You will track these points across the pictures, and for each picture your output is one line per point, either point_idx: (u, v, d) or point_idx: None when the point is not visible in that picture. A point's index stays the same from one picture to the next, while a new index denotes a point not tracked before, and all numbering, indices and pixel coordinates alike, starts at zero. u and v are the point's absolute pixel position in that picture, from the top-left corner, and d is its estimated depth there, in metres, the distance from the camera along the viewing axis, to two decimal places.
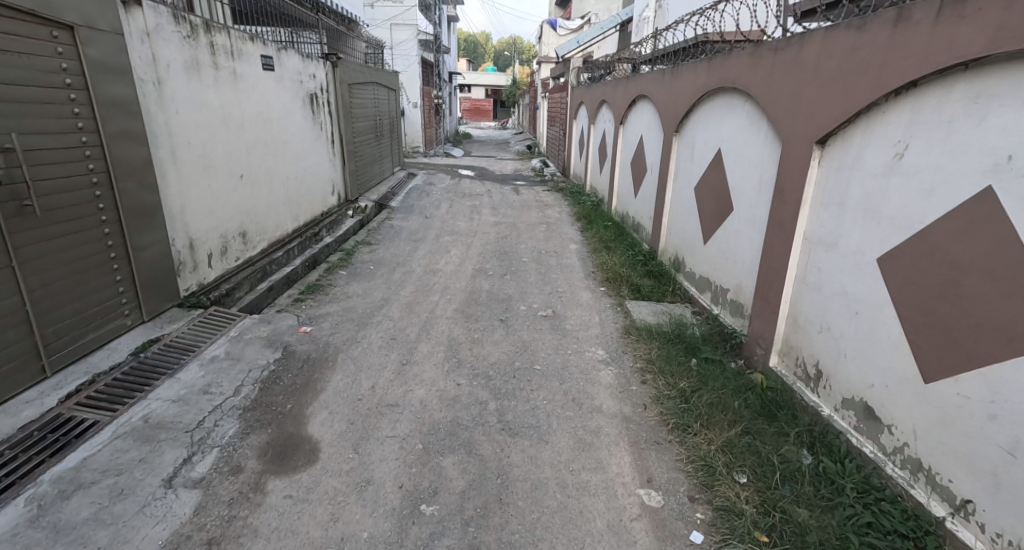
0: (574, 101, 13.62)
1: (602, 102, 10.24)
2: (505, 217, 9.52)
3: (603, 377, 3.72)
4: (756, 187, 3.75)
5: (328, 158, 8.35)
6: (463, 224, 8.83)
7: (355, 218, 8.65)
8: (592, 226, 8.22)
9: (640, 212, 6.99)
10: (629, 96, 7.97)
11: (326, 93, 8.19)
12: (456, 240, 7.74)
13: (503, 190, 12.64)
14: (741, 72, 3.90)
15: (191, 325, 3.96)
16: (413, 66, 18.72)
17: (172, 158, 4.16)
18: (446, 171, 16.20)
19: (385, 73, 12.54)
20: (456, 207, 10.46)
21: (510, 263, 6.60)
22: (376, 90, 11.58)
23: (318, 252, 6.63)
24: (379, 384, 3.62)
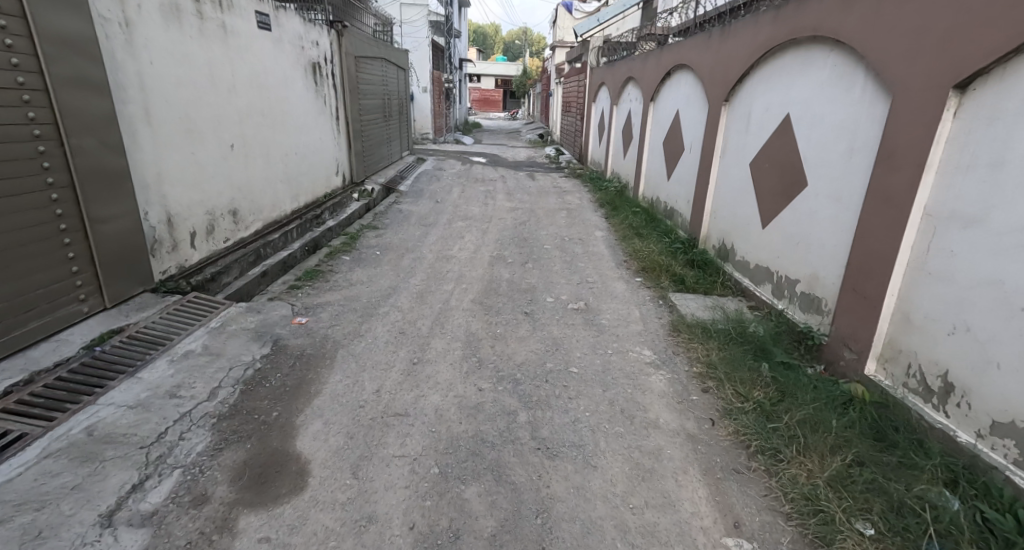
0: (594, 83, 12.93)
1: (627, 81, 9.58)
2: (522, 203, 8.87)
3: (655, 384, 3.08)
4: (850, 152, 3.18)
5: (333, 136, 7.75)
6: (477, 209, 8.20)
7: (360, 202, 8.07)
8: (618, 212, 7.55)
9: (676, 196, 6.34)
10: (661, 69, 7.30)
11: (331, 64, 7.59)
12: (470, 226, 7.12)
13: (518, 176, 11.99)
14: (829, 16, 3.36)
15: (164, 313, 3.34)
16: (423, 48, 18.05)
17: (146, 117, 3.56)
18: (457, 157, 15.56)
19: (394, 51, 11.90)
20: (468, 192, 9.83)
21: (531, 250, 5.96)
22: (384, 68, 10.95)
23: (320, 236, 6.05)
24: (385, 388, 3.00)
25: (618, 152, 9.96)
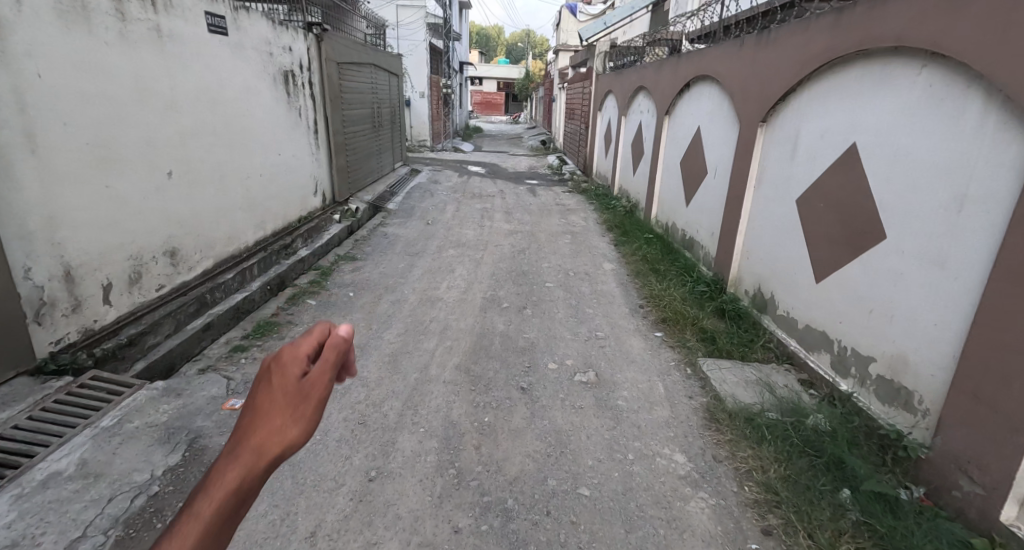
0: (600, 91, 12.15)
1: (637, 90, 8.79)
2: (522, 224, 8.04)
3: (697, 522, 2.26)
4: (960, 202, 2.33)
5: (309, 152, 6.94)
6: (471, 233, 7.38)
7: (343, 224, 7.42)
8: (629, 239, 6.72)
9: (702, 228, 5.50)
10: (679, 80, 6.50)
11: (308, 71, 6.80)
12: (462, 254, 6.30)
13: (518, 190, 11.18)
14: (924, 19, 2.50)
15: (39, 407, 2.51)
16: (419, 51, 17.34)
17: (30, 146, 2.75)
18: (454, 167, 14.76)
19: (385, 55, 11.10)
20: (463, 210, 9.02)
21: (531, 289, 5.14)
22: (374, 74, 10.15)
23: (287, 271, 5.34)
24: (326, 530, 2.18)
25: (628, 169, 9.12)
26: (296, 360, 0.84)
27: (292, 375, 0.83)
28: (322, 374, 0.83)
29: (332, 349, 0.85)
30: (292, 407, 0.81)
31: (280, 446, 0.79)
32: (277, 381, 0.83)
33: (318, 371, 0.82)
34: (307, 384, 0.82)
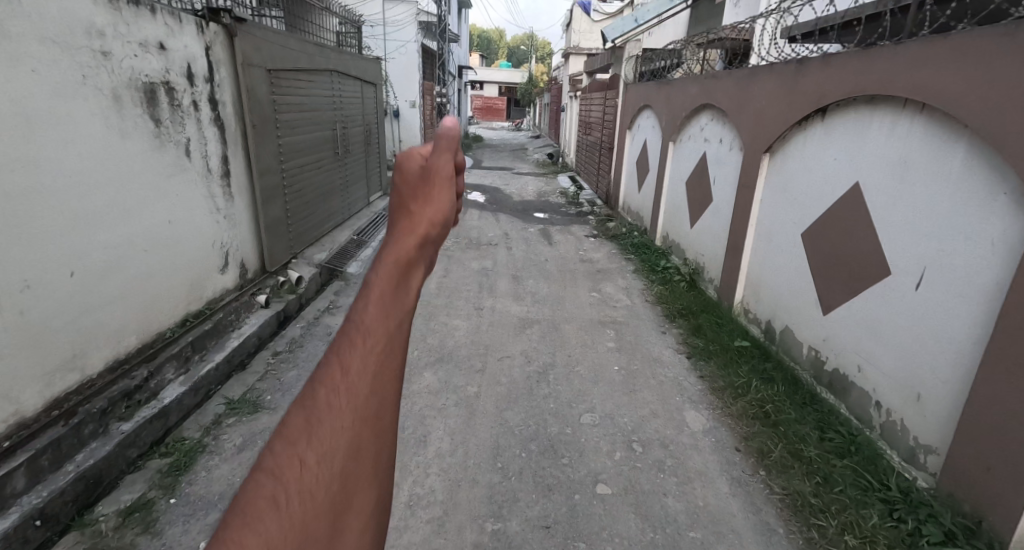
0: (632, 104, 9.72)
1: (700, 108, 6.29)
2: (537, 304, 5.60)
3: None
4: None
5: (211, 209, 4.44)
6: (464, 327, 4.93)
7: (271, 312, 4.92)
8: (717, 355, 4.24)
9: (893, 377, 2.94)
10: (804, 98, 3.96)
11: (205, 81, 4.27)
12: (447, 389, 3.84)
13: (528, 232, 8.75)
14: None
15: None
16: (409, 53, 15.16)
17: None
18: (448, 194, 12.36)
19: (356, 58, 8.58)
20: (455, 272, 6.58)
21: (571, 514, 2.68)
22: (339, 83, 7.69)
23: (110, 466, 2.80)
24: None
25: (688, 217, 6.56)
26: (414, 156, 1.04)
27: (416, 165, 1.03)
28: (447, 157, 1.04)
29: (446, 139, 1.04)
30: (435, 185, 1.02)
31: (432, 220, 1.01)
32: (407, 171, 1.03)
33: (445, 152, 1.03)
34: (439, 160, 1.02)
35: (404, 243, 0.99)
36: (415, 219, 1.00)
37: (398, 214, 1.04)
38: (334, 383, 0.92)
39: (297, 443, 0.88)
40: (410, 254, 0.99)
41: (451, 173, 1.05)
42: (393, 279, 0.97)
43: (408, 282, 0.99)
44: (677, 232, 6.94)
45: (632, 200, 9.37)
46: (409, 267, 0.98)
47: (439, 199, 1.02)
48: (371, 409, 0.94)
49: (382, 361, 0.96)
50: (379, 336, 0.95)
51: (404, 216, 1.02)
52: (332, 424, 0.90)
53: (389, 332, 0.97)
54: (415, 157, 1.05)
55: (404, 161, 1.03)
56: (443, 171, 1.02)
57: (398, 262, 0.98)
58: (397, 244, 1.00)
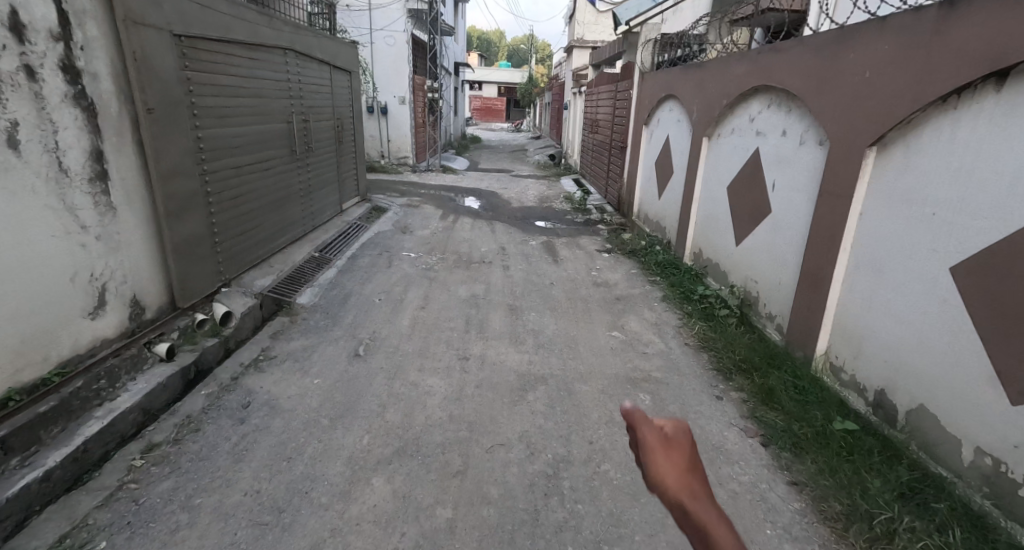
0: (649, 95, 8.38)
1: (747, 92, 4.92)
2: (542, 348, 4.23)
3: None
4: None
5: (68, 229, 3.07)
6: (440, 389, 3.57)
7: (173, 368, 3.51)
8: (812, 448, 2.85)
9: None
10: (955, 63, 2.58)
11: (51, 40, 2.94)
12: (402, 513, 2.46)
13: (528, 246, 7.39)
14: None
15: None
16: (399, 46, 14.39)
17: None
18: (439, 199, 11.06)
19: (325, 40, 7.22)
20: (437, 300, 5.20)
21: None
22: (299, 65, 6.34)
23: None
24: None
25: (732, 232, 5.17)
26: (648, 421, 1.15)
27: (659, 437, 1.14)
28: (680, 440, 1.13)
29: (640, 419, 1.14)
30: (679, 454, 1.11)
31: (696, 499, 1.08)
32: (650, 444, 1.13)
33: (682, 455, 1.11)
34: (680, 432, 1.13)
35: (680, 476, 1.08)
36: (684, 482, 1.09)
37: (659, 481, 1.10)
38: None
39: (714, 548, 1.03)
40: (702, 511, 1.06)
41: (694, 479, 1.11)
42: (677, 483, 1.08)
43: (675, 456, 1.12)
44: (716, 250, 5.55)
45: (651, 208, 8.00)
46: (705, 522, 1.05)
47: (690, 453, 1.13)
48: None
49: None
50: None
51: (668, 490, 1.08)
52: None
53: (685, 479, 1.09)
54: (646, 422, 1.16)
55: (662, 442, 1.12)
56: (685, 443, 1.14)
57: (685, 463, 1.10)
58: (654, 465, 1.11)
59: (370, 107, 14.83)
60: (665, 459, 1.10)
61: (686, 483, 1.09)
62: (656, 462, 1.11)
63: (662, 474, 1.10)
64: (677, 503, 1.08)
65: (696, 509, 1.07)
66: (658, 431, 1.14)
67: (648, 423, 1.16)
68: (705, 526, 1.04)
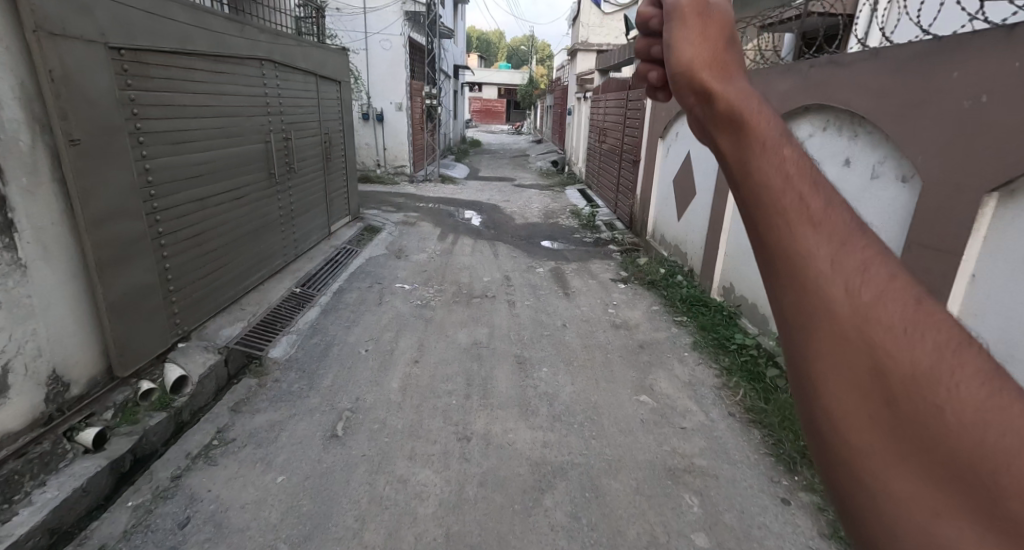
0: (666, 107, 7.68)
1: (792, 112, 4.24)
2: (558, 422, 3.54)
3: None
4: None
5: None
6: (434, 489, 2.87)
7: (99, 460, 2.79)
8: None
9: None
10: None
11: None
12: None
13: (535, 275, 6.70)
14: None
15: None
16: (395, 49, 13.71)
17: None
18: (438, 215, 10.37)
19: (310, 47, 6.52)
20: (432, 351, 4.49)
21: None
22: (279, 78, 5.64)
23: None
24: None
25: None
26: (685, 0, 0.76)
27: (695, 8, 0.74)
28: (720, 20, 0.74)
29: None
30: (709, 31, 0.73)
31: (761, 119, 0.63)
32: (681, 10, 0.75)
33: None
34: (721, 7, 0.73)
35: (713, 59, 0.69)
36: (713, 62, 0.69)
37: (686, 67, 0.70)
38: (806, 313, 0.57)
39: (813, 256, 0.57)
40: (731, 85, 0.65)
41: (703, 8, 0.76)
42: (704, 61, 0.69)
43: (709, 40, 0.72)
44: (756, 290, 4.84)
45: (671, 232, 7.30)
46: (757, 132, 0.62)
47: (731, 35, 0.73)
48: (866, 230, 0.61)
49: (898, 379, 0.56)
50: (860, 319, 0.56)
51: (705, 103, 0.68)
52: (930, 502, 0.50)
53: (714, 59, 0.70)
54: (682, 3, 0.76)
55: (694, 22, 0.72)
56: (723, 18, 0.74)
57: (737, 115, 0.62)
58: (689, 47, 0.71)
59: (366, 115, 14.16)
60: (687, 41, 0.72)
61: (722, 54, 0.71)
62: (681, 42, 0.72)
63: (686, 63, 0.70)
64: (698, 89, 0.68)
65: (746, 176, 0.61)
66: None
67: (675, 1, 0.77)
68: (745, 106, 0.63)
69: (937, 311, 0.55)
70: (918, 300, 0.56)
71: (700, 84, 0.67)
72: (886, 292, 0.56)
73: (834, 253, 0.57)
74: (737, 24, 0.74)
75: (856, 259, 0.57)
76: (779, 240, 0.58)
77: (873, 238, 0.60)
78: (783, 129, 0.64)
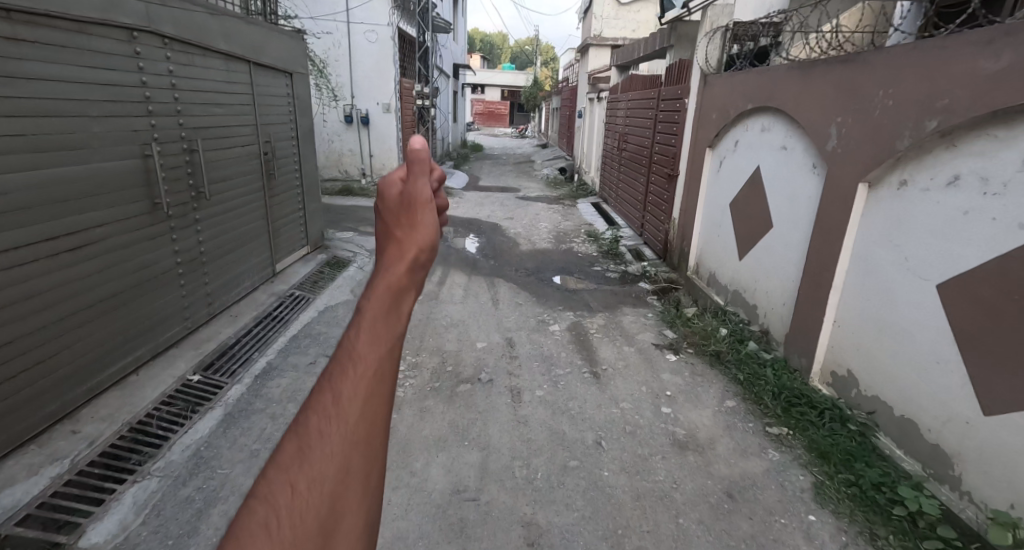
0: (723, 108, 5.86)
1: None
2: None
3: None
4: None
5: None
6: None
7: None
8: None
9: None
10: None
11: None
12: None
13: (548, 336, 4.89)
14: None
15: None
16: (382, 43, 11.97)
17: None
18: (426, 239, 8.56)
19: (242, 24, 4.72)
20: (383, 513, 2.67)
21: None
22: (179, 60, 3.81)
23: None
24: None
25: (975, 385, 2.62)
26: (395, 183, 1.01)
27: (396, 192, 1.00)
28: (423, 181, 1.00)
29: (419, 162, 1.00)
30: (419, 207, 0.99)
31: (419, 243, 0.98)
32: (389, 202, 1.01)
33: (423, 174, 0.99)
34: (417, 185, 0.98)
35: (397, 285, 0.98)
36: (391, 290, 0.98)
37: (386, 231, 1.02)
38: (325, 412, 0.94)
39: (338, 389, 0.95)
40: (399, 255, 0.98)
41: (434, 197, 1.03)
42: (394, 247, 0.99)
43: (416, 221, 0.99)
44: (915, 398, 2.97)
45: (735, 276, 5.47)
46: (398, 269, 0.98)
47: (425, 238, 0.98)
48: (357, 461, 0.94)
49: (416, 257, 0.98)
50: (413, 231, 0.97)
51: (393, 244, 1.00)
52: (330, 434, 0.93)
53: (383, 317, 0.97)
54: (396, 181, 1.03)
55: (380, 194, 1.00)
56: (423, 206, 0.99)
57: (387, 290, 0.97)
58: (386, 276, 0.98)
59: (349, 117, 12.38)
60: (394, 252, 0.99)
61: (386, 342, 0.97)
62: (383, 222, 1.02)
63: (390, 274, 0.99)
64: (375, 309, 0.97)
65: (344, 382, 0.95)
66: (405, 187, 1.00)
67: (413, 172, 1.02)
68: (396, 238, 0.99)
69: (364, 446, 0.94)
70: (359, 442, 0.94)
71: (392, 238, 1.00)
72: (357, 449, 0.94)
73: (336, 429, 0.93)
74: (433, 240, 0.98)
75: (318, 465, 0.91)
76: (306, 434, 0.93)
77: (378, 397, 0.96)
78: (392, 344, 0.97)
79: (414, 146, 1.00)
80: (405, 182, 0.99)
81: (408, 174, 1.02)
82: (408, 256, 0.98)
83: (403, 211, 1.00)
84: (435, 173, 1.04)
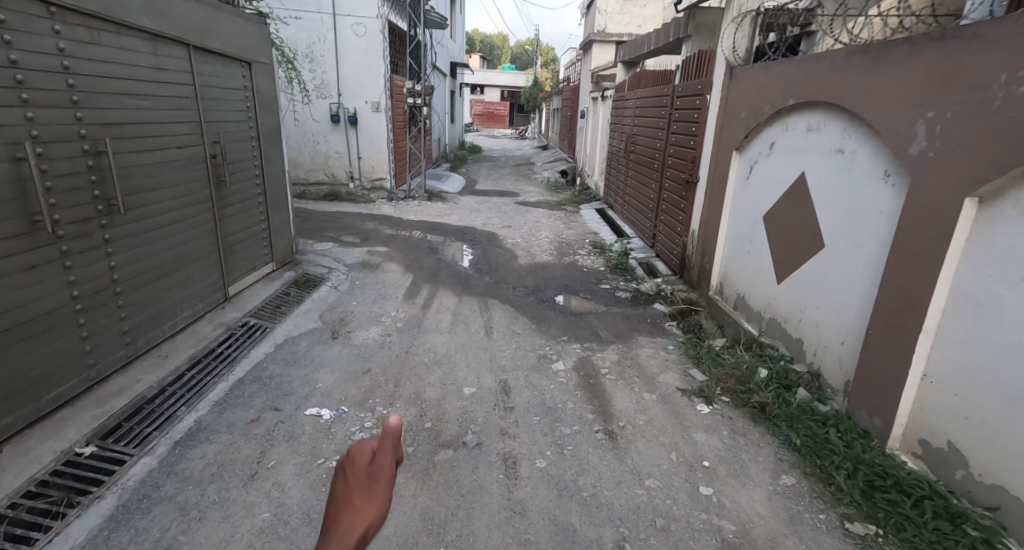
0: (756, 104, 5.01)
1: None
2: None
3: None
4: None
5: None
6: None
7: None
8: None
9: None
10: None
11: None
12: None
13: (551, 378, 4.04)
14: None
15: None
16: (372, 36, 11.13)
17: None
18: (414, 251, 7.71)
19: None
20: None
21: None
22: (75, 39, 2.98)
23: None
24: None
25: None
26: (365, 451, 1.31)
27: (365, 464, 1.28)
28: (389, 454, 1.29)
29: (390, 435, 1.29)
30: (379, 480, 1.26)
31: (375, 511, 1.23)
32: (359, 469, 1.28)
33: (387, 450, 1.29)
34: (381, 464, 1.27)
35: (354, 528, 1.20)
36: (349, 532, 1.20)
37: (346, 491, 1.27)
38: None
39: None
40: (356, 503, 1.24)
41: (394, 459, 1.31)
42: (356, 497, 1.25)
43: (374, 485, 1.26)
44: None
45: (773, 303, 4.62)
46: (353, 523, 1.21)
47: (381, 486, 1.26)
48: None
49: (377, 495, 1.25)
50: (378, 477, 1.26)
51: (351, 505, 1.24)
52: None
53: None
54: (366, 450, 1.31)
55: (350, 463, 1.28)
56: (386, 461, 1.28)
57: (348, 536, 1.20)
58: (343, 524, 1.22)
59: (336, 116, 11.52)
60: (356, 498, 1.24)
61: None
62: (348, 480, 1.27)
63: (347, 511, 1.24)
64: None
65: None
66: (371, 447, 1.31)
67: (375, 440, 1.32)
68: (359, 493, 1.24)
69: None
70: None
71: (352, 489, 1.26)
72: None
73: None
74: (383, 511, 1.24)
75: None
76: None
77: None
78: None
79: (388, 424, 1.28)
80: (369, 444, 1.30)
81: (377, 448, 1.31)
82: (366, 510, 1.23)
83: (367, 478, 1.27)
84: (396, 445, 1.32)
